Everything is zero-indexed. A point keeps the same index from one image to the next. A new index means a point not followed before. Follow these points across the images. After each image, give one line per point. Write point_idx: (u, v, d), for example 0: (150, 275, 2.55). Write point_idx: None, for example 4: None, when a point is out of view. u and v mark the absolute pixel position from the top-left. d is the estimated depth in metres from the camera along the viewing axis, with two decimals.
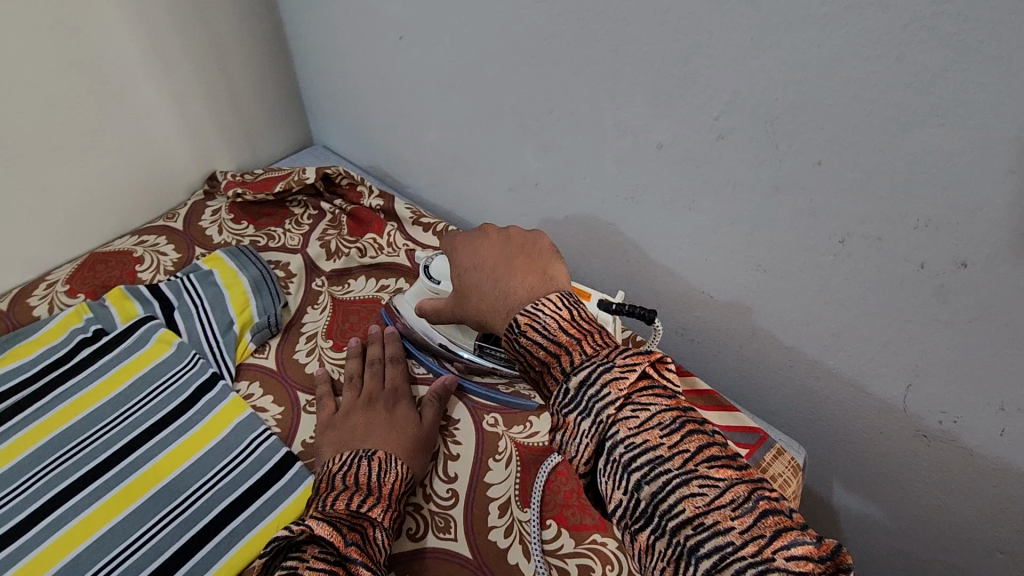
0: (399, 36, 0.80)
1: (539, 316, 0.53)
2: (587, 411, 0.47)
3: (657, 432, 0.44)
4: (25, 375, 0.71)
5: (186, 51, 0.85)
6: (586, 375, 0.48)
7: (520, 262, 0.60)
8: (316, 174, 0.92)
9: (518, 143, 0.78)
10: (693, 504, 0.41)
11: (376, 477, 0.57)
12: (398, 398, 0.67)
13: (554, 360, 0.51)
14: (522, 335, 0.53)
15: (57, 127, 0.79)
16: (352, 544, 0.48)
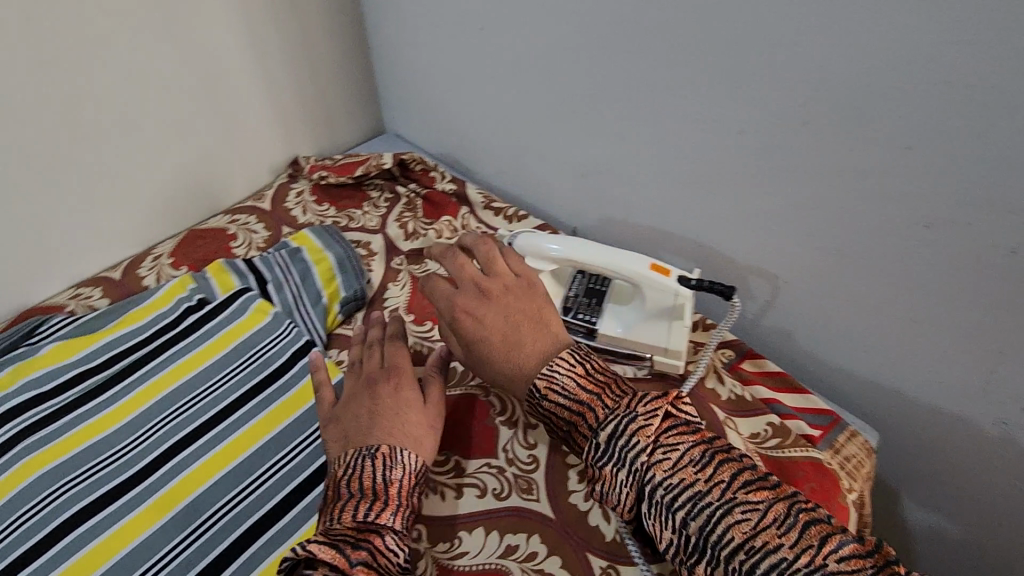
0: (479, 28, 0.83)
1: (555, 377, 0.56)
2: (622, 462, 0.50)
3: (691, 469, 0.48)
4: (138, 337, 0.77)
5: (280, 41, 0.91)
6: (612, 430, 0.51)
7: (519, 317, 0.62)
8: (393, 160, 0.96)
9: (592, 131, 0.80)
10: (740, 530, 0.45)
11: (382, 478, 0.55)
12: (402, 378, 0.65)
13: (580, 419, 0.54)
14: (544, 400, 0.56)
15: (166, 112, 0.85)
16: (358, 564, 0.48)
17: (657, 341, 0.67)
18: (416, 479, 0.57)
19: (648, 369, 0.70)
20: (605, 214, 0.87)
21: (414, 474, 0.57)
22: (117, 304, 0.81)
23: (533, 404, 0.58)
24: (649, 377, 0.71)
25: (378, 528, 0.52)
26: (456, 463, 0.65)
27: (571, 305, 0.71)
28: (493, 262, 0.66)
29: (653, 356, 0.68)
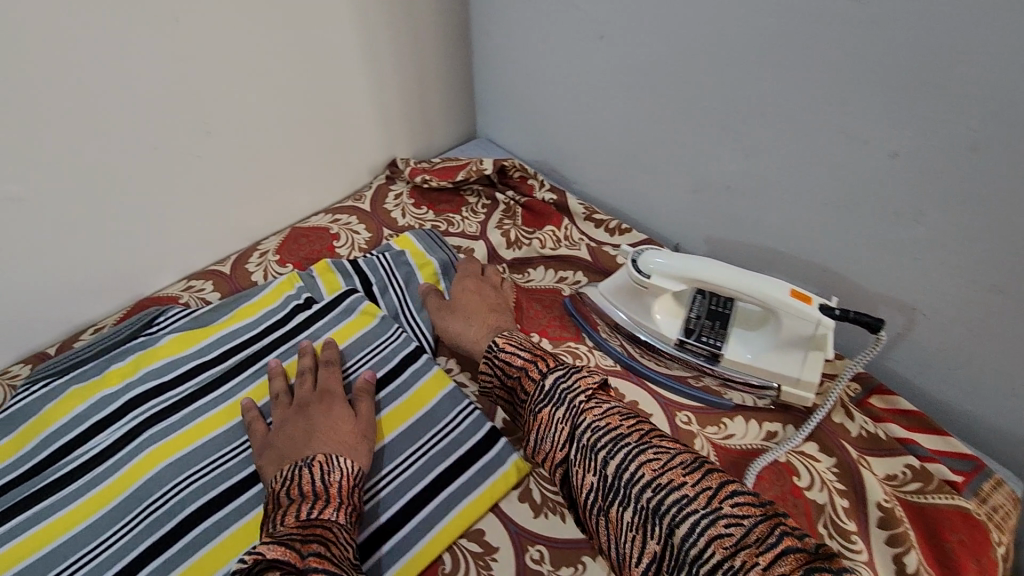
0: (599, 36, 0.80)
1: (514, 338, 0.66)
2: (562, 403, 0.57)
3: (617, 418, 0.55)
4: (250, 333, 0.78)
5: (390, 43, 0.91)
6: (557, 375, 0.60)
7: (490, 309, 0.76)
8: (495, 166, 0.95)
9: (714, 145, 0.76)
10: (652, 468, 0.50)
11: (320, 482, 0.56)
12: (332, 398, 0.67)
13: (531, 366, 0.62)
14: (500, 351, 0.66)
15: (281, 113, 0.85)
16: (311, 555, 0.48)
17: (788, 370, 0.65)
18: (353, 480, 0.59)
19: (770, 400, 0.69)
20: (714, 230, 0.83)
21: (349, 477, 0.58)
22: (227, 299, 0.81)
23: (491, 357, 0.67)
24: (770, 408, 0.69)
25: (323, 523, 0.53)
26: None
27: (693, 327, 0.70)
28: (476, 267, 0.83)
29: (780, 385, 0.66)
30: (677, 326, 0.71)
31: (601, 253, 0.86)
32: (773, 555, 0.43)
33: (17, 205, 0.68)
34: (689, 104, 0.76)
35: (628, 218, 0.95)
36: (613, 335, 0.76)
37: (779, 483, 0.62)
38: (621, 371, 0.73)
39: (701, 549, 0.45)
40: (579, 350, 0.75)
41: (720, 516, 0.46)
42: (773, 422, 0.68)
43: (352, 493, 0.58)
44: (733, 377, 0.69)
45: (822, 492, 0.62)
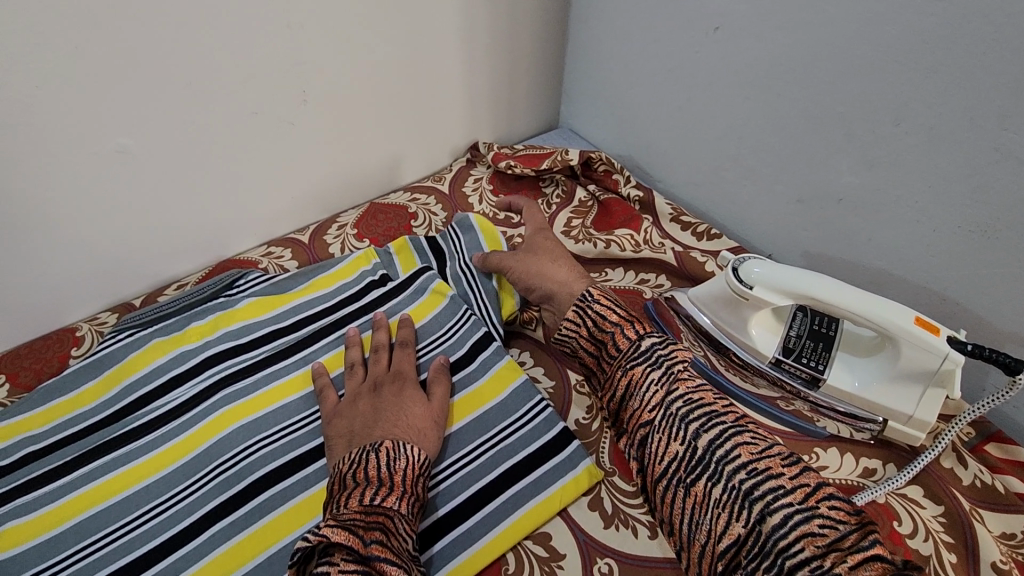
0: (713, 28, 0.75)
1: (609, 293, 0.61)
2: (658, 365, 0.53)
3: (713, 394, 0.51)
4: (326, 303, 0.78)
5: (490, 23, 0.88)
6: (655, 340, 0.55)
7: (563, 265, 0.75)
8: (580, 157, 0.91)
9: (832, 153, 0.70)
10: (748, 450, 0.47)
11: (386, 467, 0.54)
12: (404, 381, 0.65)
13: (627, 324, 0.57)
14: (596, 305, 0.60)
15: (376, 87, 0.84)
16: (374, 543, 0.47)
17: (901, 406, 0.60)
18: (420, 470, 0.57)
19: (872, 434, 0.63)
20: (819, 244, 0.77)
21: (416, 466, 0.56)
22: (308, 267, 0.82)
23: (582, 308, 0.61)
24: (871, 442, 0.63)
25: (385, 512, 0.51)
26: None
27: (793, 346, 0.65)
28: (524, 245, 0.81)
29: (886, 420, 0.61)
30: (775, 343, 0.66)
31: (688, 259, 0.80)
32: (861, 557, 0.39)
33: (123, 158, 0.70)
34: (808, 107, 0.70)
35: (719, 224, 0.90)
36: (697, 345, 0.71)
37: (876, 527, 0.57)
38: (704, 385, 0.69)
39: (789, 543, 0.41)
40: None
41: (817, 516, 0.42)
42: (873, 458, 0.62)
43: (417, 482, 0.56)
44: (829, 404, 0.64)
45: (926, 542, 0.56)
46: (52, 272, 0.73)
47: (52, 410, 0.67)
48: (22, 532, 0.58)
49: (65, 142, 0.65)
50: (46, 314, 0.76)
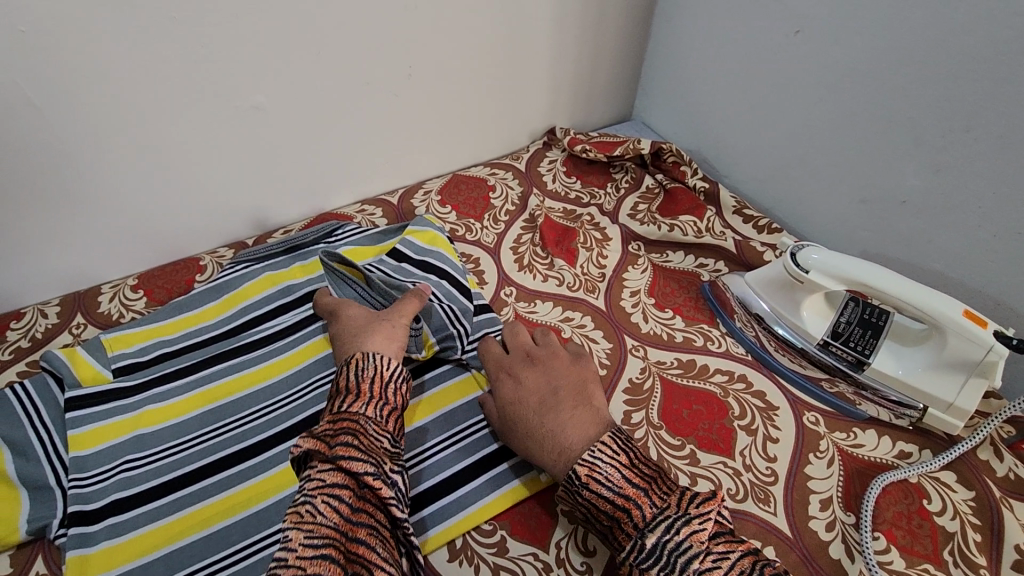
0: (794, 31, 0.80)
1: (598, 466, 0.54)
2: (671, 566, 0.47)
3: None
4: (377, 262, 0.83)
5: (581, 16, 0.96)
6: (661, 531, 0.49)
7: (567, 398, 0.62)
8: (652, 147, 0.97)
9: (901, 156, 0.74)
10: None
11: (354, 377, 0.58)
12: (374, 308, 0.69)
13: (625, 515, 0.51)
14: (585, 489, 0.54)
15: (472, 67, 0.93)
16: (340, 443, 0.50)
17: (942, 394, 0.64)
18: (390, 377, 0.59)
19: (910, 420, 0.67)
20: (879, 245, 0.81)
21: (386, 373, 0.59)
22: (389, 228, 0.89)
23: (573, 489, 0.55)
24: (909, 428, 0.67)
25: (352, 416, 0.53)
26: (692, 452, 0.65)
27: (841, 331, 0.71)
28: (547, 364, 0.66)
29: (927, 407, 0.66)
30: (825, 327, 0.71)
31: (747, 248, 0.85)
32: None
33: (257, 114, 0.81)
34: (880, 111, 0.74)
35: (781, 221, 0.94)
36: (750, 324, 0.76)
37: (905, 501, 0.61)
38: (752, 361, 0.74)
39: None
40: (711, 333, 0.77)
41: None
42: (909, 443, 0.66)
43: (388, 388, 0.58)
44: (873, 389, 0.68)
45: (953, 520, 0.60)
46: (186, 207, 0.85)
47: (181, 321, 0.78)
48: (160, 414, 0.69)
49: (214, 96, 0.76)
50: (177, 243, 0.89)
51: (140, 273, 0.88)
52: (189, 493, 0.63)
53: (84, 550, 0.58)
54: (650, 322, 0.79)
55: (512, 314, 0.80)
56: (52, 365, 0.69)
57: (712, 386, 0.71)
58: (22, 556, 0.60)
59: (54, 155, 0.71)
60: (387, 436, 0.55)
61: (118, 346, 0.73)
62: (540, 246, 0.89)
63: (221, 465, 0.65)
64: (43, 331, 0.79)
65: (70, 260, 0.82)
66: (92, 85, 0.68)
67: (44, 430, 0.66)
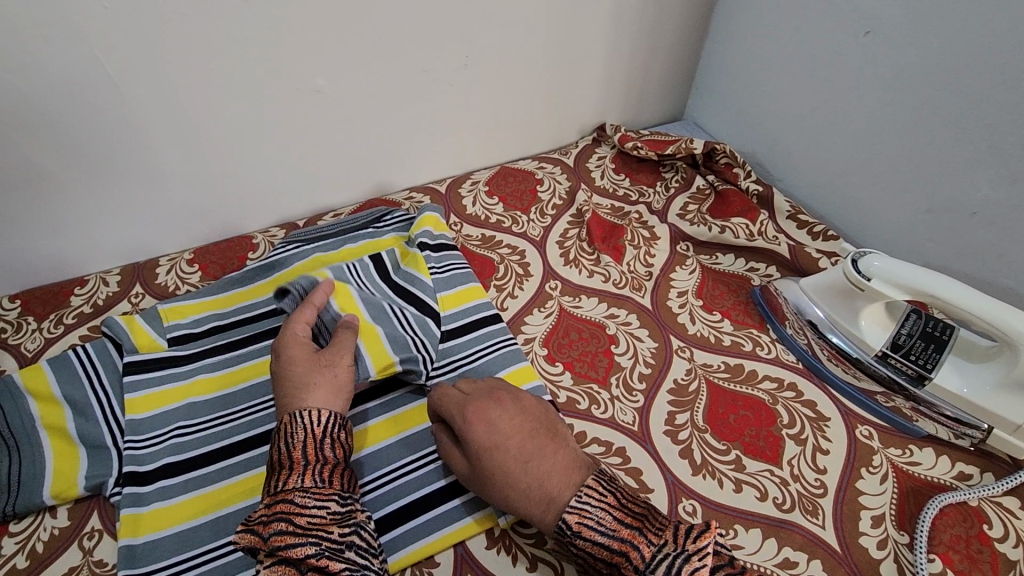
0: (865, 32, 0.77)
1: (588, 511, 0.51)
2: None
3: None
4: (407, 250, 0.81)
5: (639, 10, 0.94)
6: (663, 572, 0.47)
7: (545, 442, 0.57)
8: (704, 147, 0.95)
9: (975, 164, 0.71)
10: None
11: (285, 447, 0.54)
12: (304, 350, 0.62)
13: (624, 559, 0.49)
14: (578, 538, 0.51)
15: (525, 58, 0.93)
16: (275, 534, 0.49)
17: (1010, 415, 0.61)
18: (323, 434, 0.55)
19: (971, 442, 0.64)
20: (944, 258, 0.78)
21: (318, 432, 0.55)
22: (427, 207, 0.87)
23: (565, 539, 0.52)
24: (970, 450, 0.64)
25: (287, 494, 0.51)
26: (737, 458, 0.64)
27: (902, 344, 0.68)
28: (515, 401, 0.60)
29: (991, 428, 0.63)
30: (884, 338, 0.69)
31: (802, 254, 0.82)
32: None
33: (317, 96, 0.82)
34: (955, 118, 0.71)
35: (838, 229, 0.91)
36: (803, 332, 0.74)
37: (964, 525, 0.58)
38: (803, 370, 0.72)
39: None
40: (761, 338, 0.75)
41: None
42: (969, 464, 0.63)
43: (327, 445, 0.55)
44: (932, 405, 0.66)
45: (1015, 548, 0.57)
46: (243, 186, 0.88)
47: (232, 296, 0.79)
48: (209, 384, 0.71)
49: (278, 77, 0.78)
50: (233, 220, 0.91)
51: (195, 248, 0.90)
52: (237, 462, 0.64)
53: (136, 509, 0.60)
54: (697, 323, 0.77)
55: (557, 309, 0.80)
56: (113, 331, 0.72)
57: (760, 393, 0.69)
58: (79, 512, 0.63)
59: (126, 128, 0.74)
60: (331, 500, 0.53)
61: (173, 316, 0.75)
62: (587, 242, 0.88)
63: (266, 437, 0.66)
64: (104, 298, 0.82)
65: (133, 231, 0.85)
66: (165, 61, 0.71)
67: (101, 391, 0.69)
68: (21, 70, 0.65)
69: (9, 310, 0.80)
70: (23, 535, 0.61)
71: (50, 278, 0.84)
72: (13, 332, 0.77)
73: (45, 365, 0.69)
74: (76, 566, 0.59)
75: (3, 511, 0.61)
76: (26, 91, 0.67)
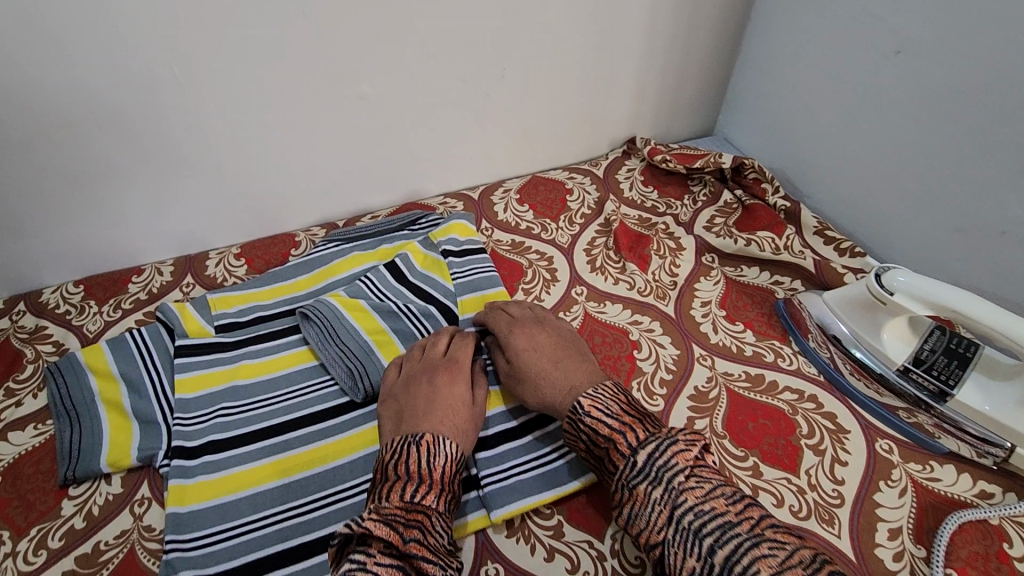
0: (894, 51, 0.79)
1: (600, 400, 0.62)
2: (658, 479, 0.55)
3: (723, 502, 0.52)
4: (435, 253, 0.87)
5: (672, 27, 0.98)
6: (652, 450, 0.56)
7: (572, 357, 0.69)
8: (732, 161, 0.97)
9: (1005, 183, 0.71)
10: (767, 565, 0.47)
11: (426, 464, 0.57)
12: (448, 373, 0.68)
13: (620, 437, 0.58)
14: (586, 416, 0.61)
15: (561, 71, 0.96)
16: (411, 542, 0.52)
17: None
18: (455, 465, 0.60)
19: (994, 460, 0.64)
20: (974, 278, 0.78)
21: (454, 462, 0.60)
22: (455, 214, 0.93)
23: (575, 419, 0.62)
24: (992, 469, 0.64)
25: (424, 510, 0.55)
26: (755, 464, 0.65)
27: (925, 358, 0.68)
28: (553, 327, 0.74)
29: (1015, 446, 0.62)
30: (906, 353, 0.69)
31: (827, 269, 0.82)
32: None
33: (361, 104, 0.87)
34: (990, 137, 0.71)
35: (867, 247, 0.92)
36: (824, 345, 0.75)
37: (983, 542, 0.58)
38: (824, 383, 0.73)
39: None
40: (783, 350, 0.77)
41: None
42: (990, 483, 0.63)
43: (454, 477, 0.60)
44: (956, 422, 0.65)
45: None
46: (289, 187, 0.93)
47: (274, 289, 0.84)
48: (251, 370, 0.75)
49: (327, 83, 0.83)
50: (279, 217, 0.97)
51: (242, 243, 0.96)
52: (274, 443, 0.68)
53: (183, 481, 0.64)
54: (720, 333, 0.79)
55: (582, 313, 0.82)
56: (167, 316, 0.78)
57: (780, 402, 0.71)
58: (132, 480, 0.67)
59: (187, 129, 0.80)
60: (447, 529, 0.57)
61: (220, 305, 0.81)
62: (613, 250, 0.91)
63: (302, 422, 0.70)
64: (158, 287, 0.88)
65: (187, 225, 0.91)
66: (225, 68, 0.77)
67: (154, 371, 0.74)
68: (99, 74, 0.72)
69: (73, 294, 0.86)
70: (80, 498, 0.65)
71: (110, 266, 0.91)
72: (77, 314, 0.84)
73: (105, 345, 0.75)
74: (126, 530, 0.63)
75: (65, 476, 0.65)
76: (103, 93, 0.73)
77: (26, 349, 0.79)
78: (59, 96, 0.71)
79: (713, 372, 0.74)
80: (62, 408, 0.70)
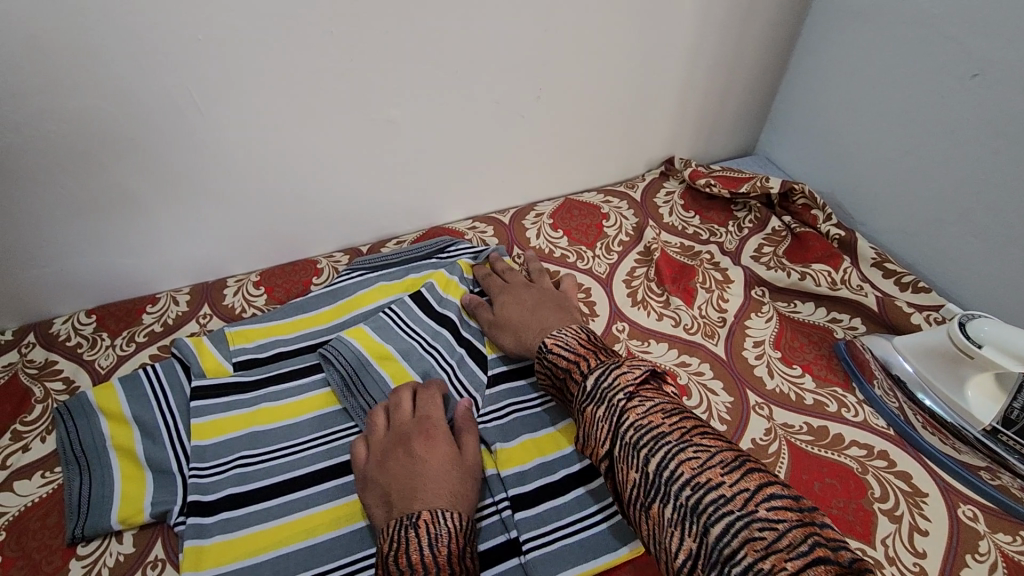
0: (971, 74, 0.72)
1: (563, 339, 0.64)
2: (603, 399, 0.55)
3: (659, 416, 0.52)
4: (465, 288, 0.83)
5: (718, 44, 0.92)
6: (599, 374, 0.57)
7: (555, 308, 0.74)
8: (781, 186, 0.91)
9: None
10: (689, 467, 0.47)
11: (429, 548, 0.50)
12: (422, 436, 0.61)
13: (575, 368, 0.60)
14: (548, 353, 0.64)
15: (599, 90, 0.91)
16: None
17: None
18: (462, 537, 0.53)
19: None
20: None
21: (460, 535, 0.53)
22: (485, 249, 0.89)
23: (542, 358, 0.65)
24: None
25: None
26: None
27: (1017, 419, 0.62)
28: (541, 285, 0.79)
29: None
30: (995, 412, 0.63)
31: (891, 307, 0.76)
32: None
33: (390, 126, 0.82)
34: None
35: (930, 281, 0.85)
36: (891, 393, 0.70)
37: None
38: (895, 437, 0.67)
39: None
40: (846, 399, 0.71)
41: (754, 517, 0.42)
42: None
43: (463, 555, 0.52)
44: None
45: None
46: (312, 212, 0.88)
47: (295, 322, 0.79)
48: (272, 414, 0.70)
49: (354, 105, 0.78)
50: (300, 243, 0.92)
51: (262, 270, 0.91)
52: (296, 498, 0.63)
53: (199, 542, 0.59)
54: (776, 378, 0.73)
55: (625, 352, 0.76)
56: (182, 352, 0.72)
57: (847, 459, 0.65)
58: (145, 537, 0.62)
59: (207, 154, 0.76)
60: None
61: (238, 340, 0.76)
62: (655, 281, 0.85)
63: (327, 474, 0.65)
64: (174, 317, 0.83)
65: (205, 252, 0.86)
66: (247, 90, 0.72)
67: (169, 414, 0.69)
68: (115, 96, 0.67)
69: (85, 325, 0.82)
70: (89, 559, 0.60)
71: (124, 295, 0.86)
72: (89, 348, 0.79)
73: (117, 385, 0.70)
74: None
75: (73, 534, 0.61)
76: (119, 115, 0.68)
77: (35, 386, 0.75)
78: (72, 121, 0.67)
79: (772, 424, 0.68)
80: (70, 455, 0.66)
